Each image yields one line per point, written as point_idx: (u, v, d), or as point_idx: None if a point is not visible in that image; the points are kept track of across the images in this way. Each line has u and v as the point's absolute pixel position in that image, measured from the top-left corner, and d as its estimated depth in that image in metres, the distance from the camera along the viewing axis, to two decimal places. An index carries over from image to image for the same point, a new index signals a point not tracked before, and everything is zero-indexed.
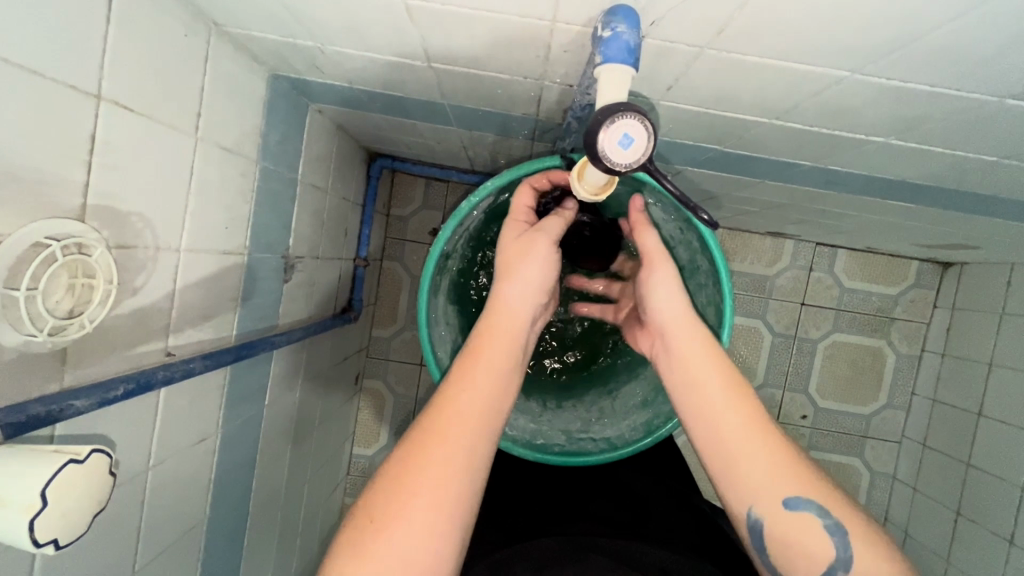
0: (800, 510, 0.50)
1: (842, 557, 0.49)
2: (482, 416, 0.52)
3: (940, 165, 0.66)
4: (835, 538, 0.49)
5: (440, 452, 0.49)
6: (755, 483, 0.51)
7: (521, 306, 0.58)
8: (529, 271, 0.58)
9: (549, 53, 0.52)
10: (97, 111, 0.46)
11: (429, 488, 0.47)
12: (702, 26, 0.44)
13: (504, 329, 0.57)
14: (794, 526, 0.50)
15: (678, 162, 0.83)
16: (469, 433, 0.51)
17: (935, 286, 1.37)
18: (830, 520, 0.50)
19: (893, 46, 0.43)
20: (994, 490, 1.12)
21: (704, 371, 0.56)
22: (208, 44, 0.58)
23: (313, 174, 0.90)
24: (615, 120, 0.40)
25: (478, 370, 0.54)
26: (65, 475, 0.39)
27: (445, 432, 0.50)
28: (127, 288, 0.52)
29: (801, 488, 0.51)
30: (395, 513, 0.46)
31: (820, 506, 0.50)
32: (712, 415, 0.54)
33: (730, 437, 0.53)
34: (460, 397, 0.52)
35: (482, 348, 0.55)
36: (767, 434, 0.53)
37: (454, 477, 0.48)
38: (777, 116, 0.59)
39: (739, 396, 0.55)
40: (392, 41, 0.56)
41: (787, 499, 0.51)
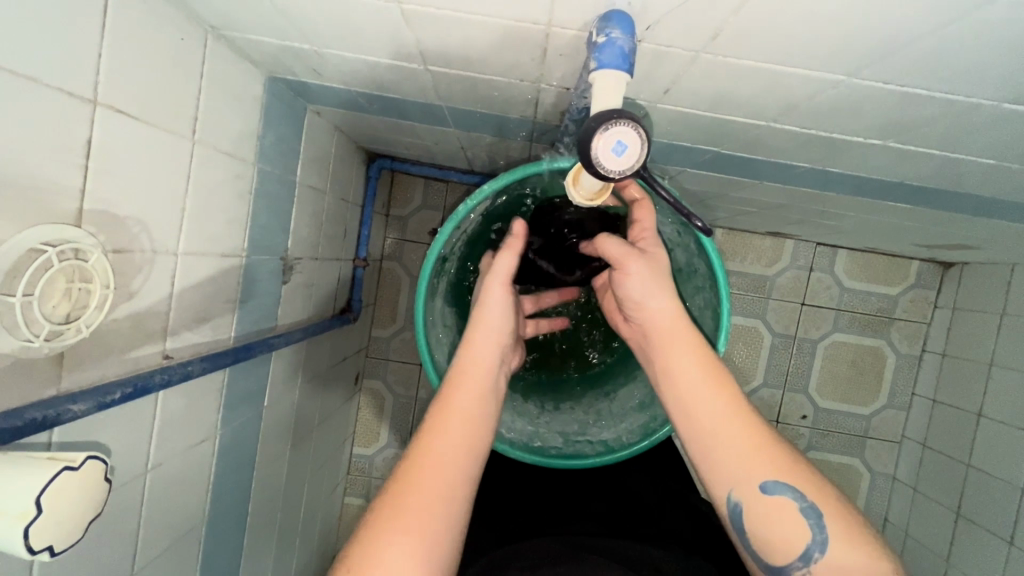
0: (776, 494, 0.50)
1: (818, 539, 0.48)
2: (453, 453, 0.52)
3: (939, 168, 0.66)
4: (810, 521, 0.49)
5: (416, 497, 0.49)
6: (731, 466, 0.52)
7: (491, 352, 0.60)
8: (495, 319, 0.61)
9: (545, 56, 0.52)
10: (92, 116, 0.46)
11: (407, 534, 0.47)
12: (697, 30, 0.43)
13: (476, 375, 0.58)
14: (771, 512, 0.50)
15: (676, 163, 0.83)
16: (444, 477, 0.51)
17: (936, 286, 1.37)
18: (806, 503, 0.49)
19: (889, 50, 0.43)
20: (993, 491, 1.12)
21: (682, 357, 0.56)
22: (204, 48, 0.58)
23: (311, 175, 0.90)
24: (609, 127, 0.41)
25: (452, 414, 0.55)
26: (59, 484, 0.39)
27: (420, 479, 0.50)
28: (124, 292, 0.53)
29: (778, 472, 0.51)
30: (374, 562, 0.46)
31: (796, 490, 0.50)
32: (690, 400, 0.55)
33: (705, 423, 0.53)
34: (435, 441, 0.53)
35: (456, 393, 0.56)
36: (744, 420, 0.53)
37: (430, 522, 0.48)
38: (774, 119, 0.59)
39: (716, 381, 0.54)
40: (387, 44, 0.56)
41: (762, 484, 0.50)
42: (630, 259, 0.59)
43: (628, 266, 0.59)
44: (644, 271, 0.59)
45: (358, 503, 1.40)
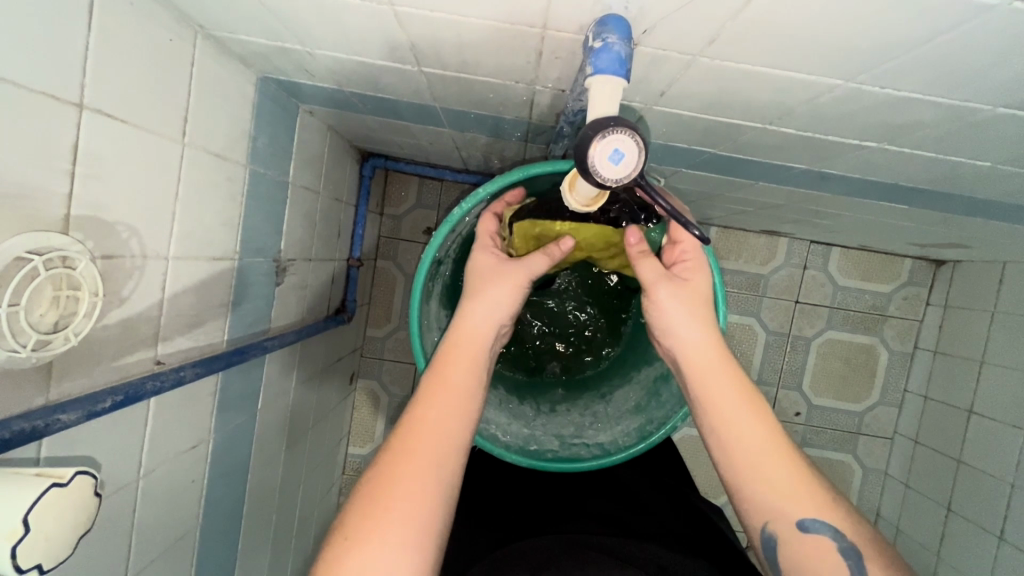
0: (816, 533, 0.50)
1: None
2: (444, 432, 0.52)
3: (936, 170, 0.66)
4: (850, 562, 0.49)
5: (410, 466, 0.49)
6: (772, 499, 0.52)
7: (486, 327, 0.59)
8: (497, 294, 0.60)
9: (540, 58, 0.51)
10: (79, 120, 0.45)
11: (401, 502, 0.47)
12: (693, 34, 0.43)
13: (471, 351, 0.58)
14: (808, 550, 0.50)
15: (672, 164, 0.83)
16: (438, 448, 0.51)
17: (928, 284, 1.38)
18: (845, 544, 0.50)
19: (886, 55, 0.43)
20: (982, 487, 1.14)
21: (723, 388, 0.56)
22: (193, 49, 0.57)
23: (304, 175, 0.89)
24: (605, 135, 0.40)
25: (444, 387, 0.54)
26: (48, 500, 0.39)
27: (414, 450, 0.50)
28: (114, 299, 0.52)
29: (818, 511, 0.51)
30: (368, 532, 0.46)
31: (837, 530, 0.50)
32: (732, 432, 0.54)
33: (745, 454, 0.53)
34: (428, 413, 0.53)
35: (449, 367, 0.56)
36: (785, 455, 0.53)
37: (423, 491, 0.48)
38: (770, 121, 0.59)
39: (760, 415, 0.55)
40: (379, 44, 0.55)
41: (802, 521, 0.51)
42: (663, 289, 0.60)
43: (659, 292, 0.60)
44: (685, 301, 0.60)
45: None
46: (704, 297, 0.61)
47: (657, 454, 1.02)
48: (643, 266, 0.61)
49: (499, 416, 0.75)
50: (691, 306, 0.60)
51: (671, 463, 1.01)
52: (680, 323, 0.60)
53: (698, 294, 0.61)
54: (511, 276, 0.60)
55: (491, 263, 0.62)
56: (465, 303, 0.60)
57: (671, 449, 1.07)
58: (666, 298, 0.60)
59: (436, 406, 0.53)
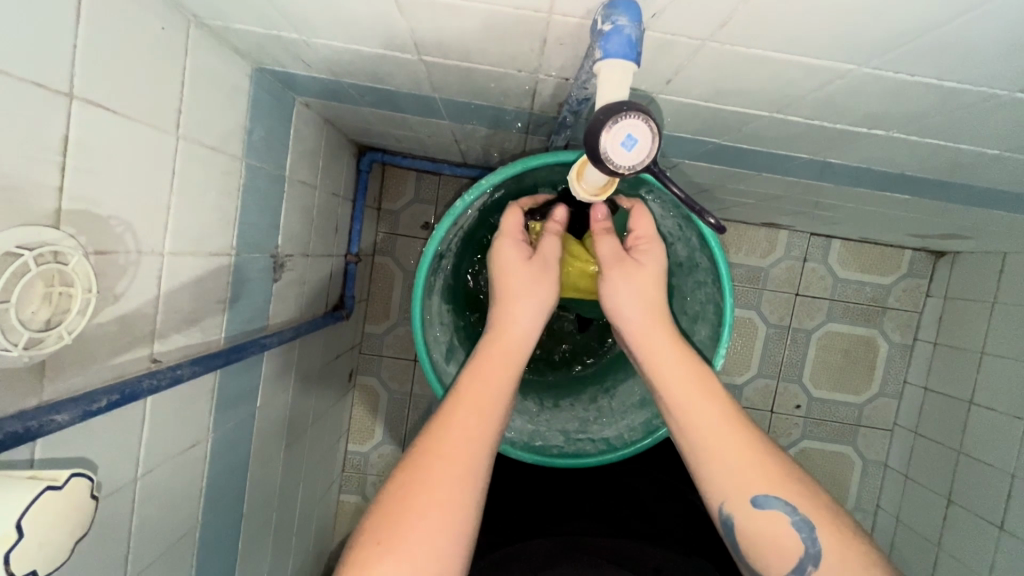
0: (768, 509, 0.50)
1: (811, 552, 0.49)
2: (482, 436, 0.52)
3: (943, 158, 0.65)
4: (803, 535, 0.49)
5: (448, 469, 0.49)
6: (724, 478, 0.51)
7: (523, 332, 0.58)
8: (535, 299, 0.58)
9: (545, 45, 0.50)
10: (69, 111, 0.43)
11: (438, 507, 0.47)
12: (704, 18, 0.42)
13: (507, 352, 0.56)
14: (763, 525, 0.50)
15: (675, 155, 0.82)
16: (473, 456, 0.50)
17: (927, 275, 1.38)
18: (798, 517, 0.49)
19: (900, 40, 0.42)
20: (982, 478, 1.14)
21: (675, 372, 0.56)
22: (187, 37, 0.56)
23: (301, 169, 0.87)
24: (617, 121, 0.39)
25: (485, 390, 0.54)
26: (42, 504, 0.38)
27: (450, 454, 0.49)
28: (108, 296, 0.50)
29: (770, 486, 0.51)
30: (402, 536, 0.45)
31: (789, 504, 0.50)
32: (687, 413, 0.54)
33: (696, 435, 0.53)
34: (466, 417, 0.52)
35: (485, 367, 0.55)
36: (737, 433, 0.53)
37: (462, 497, 0.48)
38: (778, 109, 0.58)
39: (710, 394, 0.54)
40: (379, 33, 0.54)
41: (755, 498, 0.50)
42: (615, 270, 0.60)
43: (611, 275, 0.60)
44: (637, 282, 0.60)
45: (352, 500, 1.39)
46: (654, 276, 0.61)
47: (658, 451, 1.02)
48: (602, 243, 0.60)
49: None
50: (646, 286, 0.60)
51: (671, 459, 1.01)
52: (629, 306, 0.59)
53: (648, 276, 0.60)
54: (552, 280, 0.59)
55: (529, 260, 0.60)
56: (504, 304, 0.59)
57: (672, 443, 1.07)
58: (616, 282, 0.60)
59: (473, 408, 0.52)
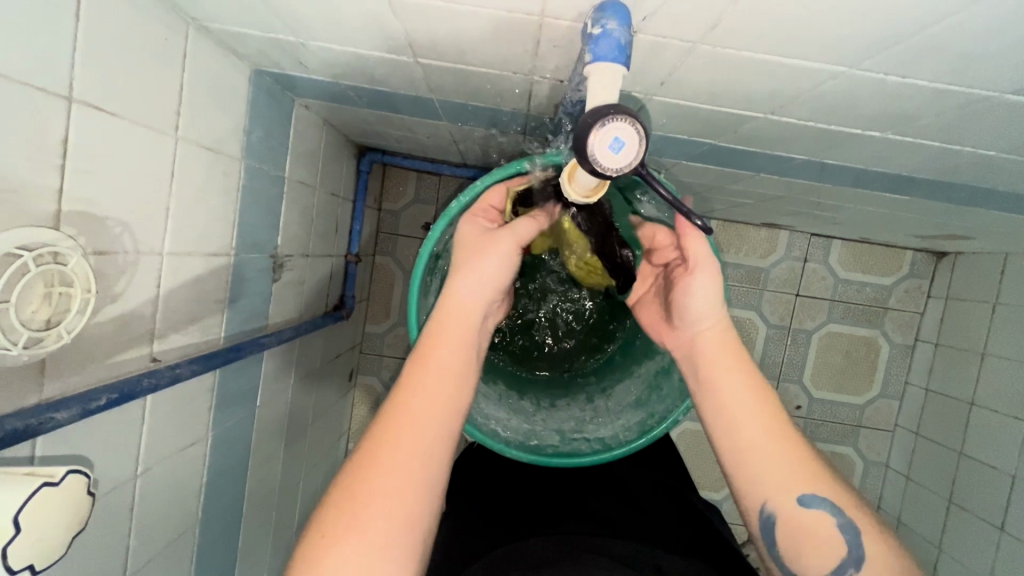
0: (814, 508, 0.52)
1: (854, 553, 0.50)
2: (429, 419, 0.50)
3: (939, 159, 0.65)
4: (846, 536, 0.51)
5: (392, 459, 0.48)
6: (774, 479, 0.52)
7: (468, 306, 0.56)
8: (485, 268, 0.56)
9: (538, 48, 0.51)
10: (68, 113, 0.44)
11: (381, 500, 0.46)
12: (694, 21, 0.42)
13: (458, 330, 0.55)
14: (807, 524, 0.52)
15: (671, 156, 0.82)
16: (419, 441, 0.49)
17: (929, 276, 1.37)
18: (842, 518, 0.51)
19: (891, 41, 0.42)
20: (984, 479, 1.14)
21: (725, 371, 0.56)
22: (185, 40, 0.57)
23: (300, 170, 0.88)
24: (606, 123, 0.40)
25: (427, 372, 0.52)
26: (38, 500, 0.38)
27: (392, 442, 0.49)
28: (107, 295, 0.51)
29: (817, 488, 0.52)
30: (343, 528, 0.45)
31: (834, 505, 0.52)
32: (736, 412, 0.54)
33: (748, 433, 0.53)
34: (409, 402, 0.50)
35: (432, 347, 0.53)
36: (786, 433, 0.54)
37: (406, 488, 0.48)
38: (772, 111, 0.58)
39: (764, 397, 0.55)
40: (374, 36, 0.54)
41: (802, 498, 0.52)
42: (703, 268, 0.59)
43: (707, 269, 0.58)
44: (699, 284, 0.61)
45: None
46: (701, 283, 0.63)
47: (656, 452, 1.03)
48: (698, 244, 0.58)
49: (499, 411, 0.74)
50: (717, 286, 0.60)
51: (669, 460, 1.02)
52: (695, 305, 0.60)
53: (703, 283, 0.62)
54: (499, 243, 0.56)
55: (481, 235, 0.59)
56: (450, 279, 0.57)
57: (670, 443, 1.07)
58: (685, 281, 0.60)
59: (420, 392, 0.51)
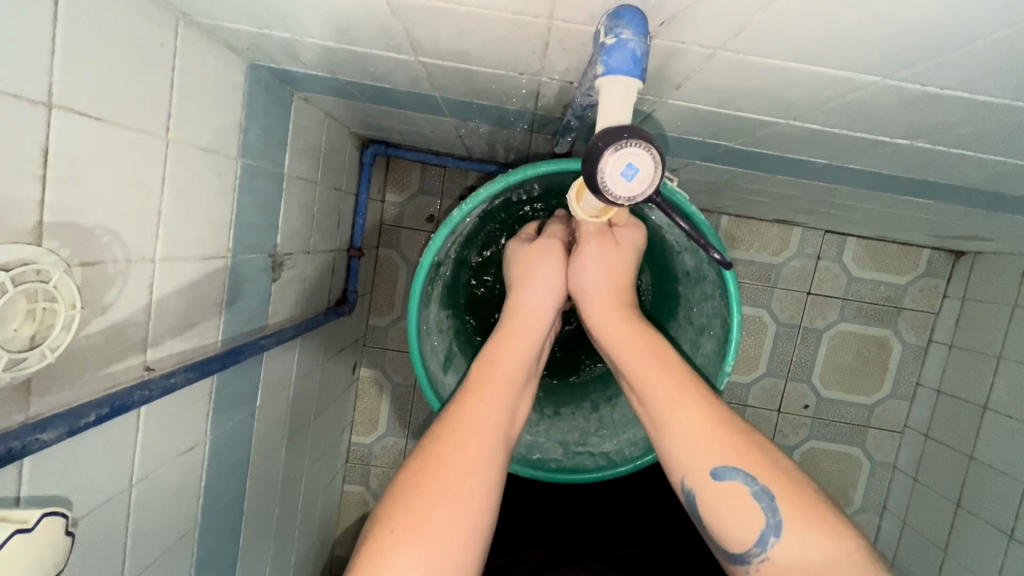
0: (727, 480, 0.50)
1: (772, 522, 0.48)
2: (484, 426, 0.53)
3: (967, 167, 0.62)
4: (762, 504, 0.49)
5: (458, 463, 0.50)
6: (681, 452, 0.53)
7: (535, 328, 0.61)
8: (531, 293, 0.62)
9: (547, 49, 0.47)
10: (49, 121, 0.42)
11: (449, 500, 0.48)
12: (717, 27, 0.39)
13: (519, 345, 0.60)
14: (721, 496, 0.51)
15: (684, 156, 0.78)
16: (478, 444, 0.52)
17: (946, 275, 1.33)
18: (756, 486, 0.50)
19: (932, 53, 0.38)
20: (994, 485, 1.11)
21: (629, 345, 0.59)
22: (176, 37, 0.54)
23: (300, 166, 0.85)
24: (620, 147, 0.37)
25: (493, 378, 0.57)
26: (14, 543, 0.40)
27: (453, 440, 0.52)
28: (96, 307, 0.49)
29: (728, 457, 0.51)
30: (415, 524, 0.46)
31: (746, 473, 0.50)
32: (641, 383, 0.57)
33: (650, 401, 0.55)
34: (476, 405, 0.55)
35: (497, 359, 0.58)
36: (690, 400, 0.54)
37: (468, 489, 0.49)
38: (793, 116, 0.54)
39: (669, 366, 0.56)
40: (373, 33, 0.51)
41: (711, 469, 0.51)
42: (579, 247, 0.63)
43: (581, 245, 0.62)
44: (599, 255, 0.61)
45: (357, 490, 1.40)
46: (628, 262, 0.62)
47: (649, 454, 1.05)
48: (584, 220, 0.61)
49: None
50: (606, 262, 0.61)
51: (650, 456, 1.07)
52: (595, 272, 0.62)
53: (620, 257, 0.61)
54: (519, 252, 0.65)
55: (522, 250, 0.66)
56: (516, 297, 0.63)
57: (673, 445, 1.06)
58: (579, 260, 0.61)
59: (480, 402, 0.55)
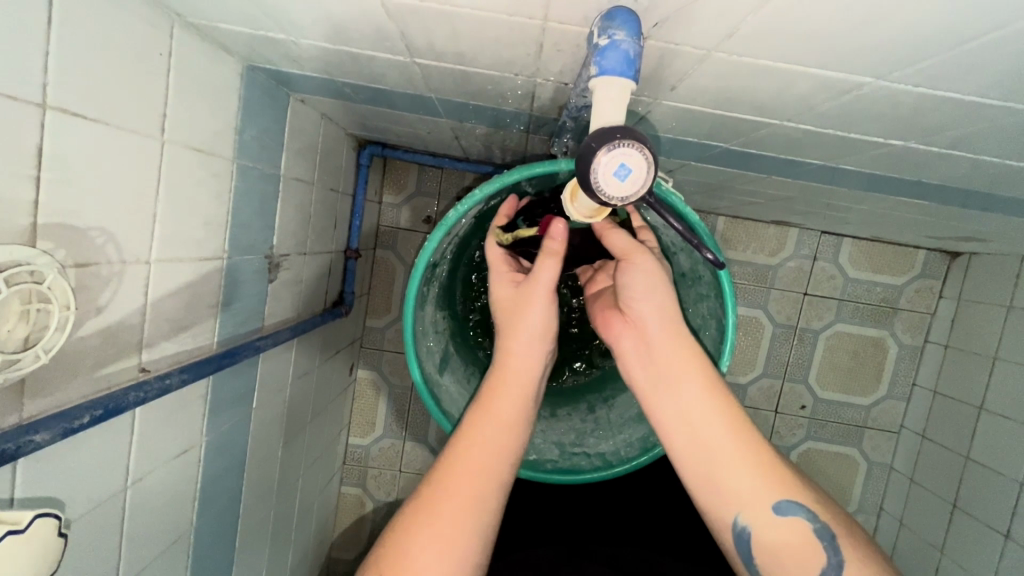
0: (790, 516, 0.53)
1: (834, 561, 0.51)
2: (478, 468, 0.54)
3: (960, 168, 0.62)
4: (824, 542, 0.52)
5: (452, 509, 0.52)
6: (745, 493, 0.53)
7: (528, 357, 0.59)
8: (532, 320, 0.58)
9: (541, 51, 0.47)
10: (43, 122, 0.42)
11: (441, 547, 0.50)
12: (710, 29, 0.39)
13: (517, 380, 0.58)
14: (785, 534, 0.53)
15: (679, 157, 0.79)
16: (471, 489, 0.53)
17: (941, 276, 1.34)
18: (818, 524, 0.52)
19: (923, 55, 0.39)
20: (989, 485, 1.12)
21: (691, 381, 0.57)
22: (172, 38, 0.54)
23: (296, 167, 0.85)
24: (613, 147, 0.37)
25: (489, 419, 0.56)
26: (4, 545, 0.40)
27: (450, 485, 0.53)
28: (91, 308, 0.49)
29: (792, 496, 0.53)
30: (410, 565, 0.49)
31: (809, 511, 0.53)
32: (704, 426, 0.55)
33: (715, 443, 0.54)
34: (471, 447, 0.55)
35: (496, 395, 0.58)
36: (752, 440, 0.55)
37: (457, 534, 0.51)
38: (788, 118, 0.55)
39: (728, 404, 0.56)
40: (368, 34, 0.51)
41: (776, 505, 0.53)
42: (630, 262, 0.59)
43: (635, 264, 0.58)
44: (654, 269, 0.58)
45: (354, 491, 1.40)
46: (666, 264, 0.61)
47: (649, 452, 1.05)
48: (614, 236, 0.59)
49: None
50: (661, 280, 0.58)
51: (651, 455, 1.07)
52: (652, 292, 0.58)
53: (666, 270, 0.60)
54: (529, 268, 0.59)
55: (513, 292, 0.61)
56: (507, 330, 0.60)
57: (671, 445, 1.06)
58: (631, 275, 0.58)
59: (477, 446, 0.55)
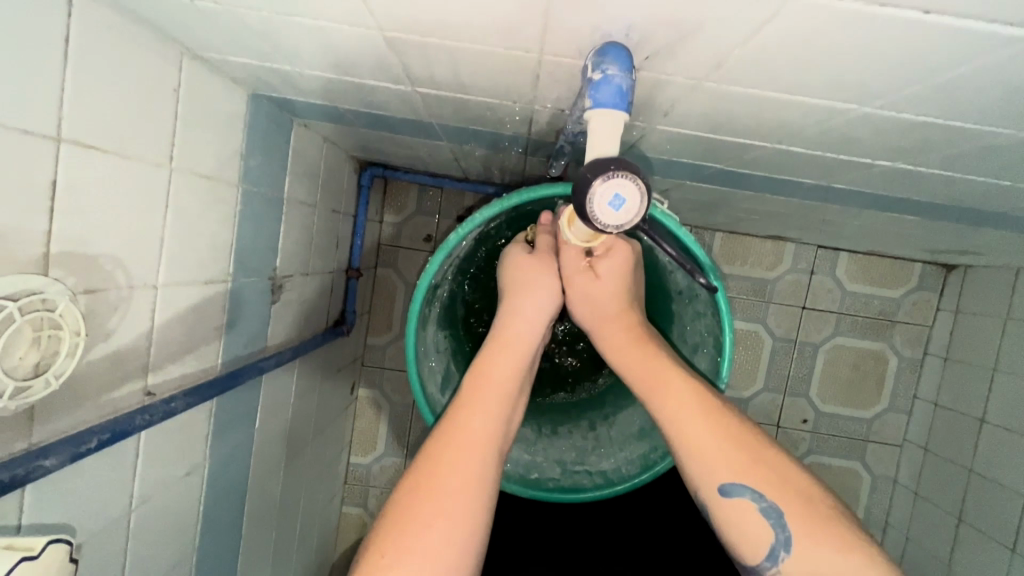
0: (736, 496, 0.54)
1: (781, 538, 0.52)
2: (475, 437, 0.57)
3: (948, 186, 0.64)
4: (771, 521, 0.52)
5: (448, 481, 0.53)
6: (694, 466, 0.56)
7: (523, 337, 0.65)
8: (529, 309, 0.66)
9: (538, 81, 0.49)
10: (58, 154, 0.43)
11: (442, 521, 0.51)
12: (700, 60, 0.41)
13: (511, 356, 0.63)
14: (734, 511, 0.54)
15: (674, 177, 0.80)
16: (465, 458, 0.55)
17: (938, 289, 1.35)
18: (765, 504, 0.53)
19: (905, 83, 0.40)
20: (993, 498, 1.11)
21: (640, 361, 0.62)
22: (181, 70, 0.56)
23: (299, 190, 0.87)
24: (607, 178, 0.39)
25: (484, 392, 0.60)
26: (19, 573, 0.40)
27: (443, 458, 0.54)
28: (99, 334, 0.50)
29: (739, 476, 0.54)
30: (409, 546, 0.49)
31: (755, 491, 0.54)
32: (656, 401, 0.60)
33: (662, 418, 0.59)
34: (464, 422, 0.57)
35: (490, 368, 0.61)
36: (704, 414, 0.57)
37: (458, 507, 0.52)
38: (779, 141, 0.56)
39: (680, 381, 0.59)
40: (370, 65, 0.53)
41: (722, 487, 0.55)
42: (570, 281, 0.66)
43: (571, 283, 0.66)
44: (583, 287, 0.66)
45: (356, 511, 1.39)
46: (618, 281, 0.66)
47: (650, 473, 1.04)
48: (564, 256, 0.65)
49: None
50: (594, 293, 0.66)
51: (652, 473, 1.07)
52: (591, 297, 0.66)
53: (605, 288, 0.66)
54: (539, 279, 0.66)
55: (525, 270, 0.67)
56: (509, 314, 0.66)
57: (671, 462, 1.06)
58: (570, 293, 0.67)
59: (473, 418, 0.58)
